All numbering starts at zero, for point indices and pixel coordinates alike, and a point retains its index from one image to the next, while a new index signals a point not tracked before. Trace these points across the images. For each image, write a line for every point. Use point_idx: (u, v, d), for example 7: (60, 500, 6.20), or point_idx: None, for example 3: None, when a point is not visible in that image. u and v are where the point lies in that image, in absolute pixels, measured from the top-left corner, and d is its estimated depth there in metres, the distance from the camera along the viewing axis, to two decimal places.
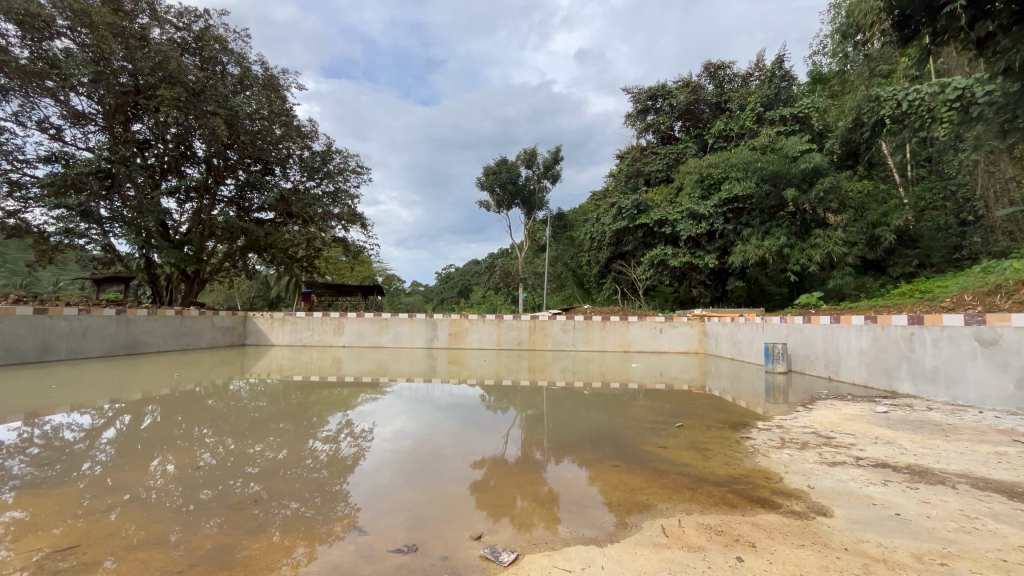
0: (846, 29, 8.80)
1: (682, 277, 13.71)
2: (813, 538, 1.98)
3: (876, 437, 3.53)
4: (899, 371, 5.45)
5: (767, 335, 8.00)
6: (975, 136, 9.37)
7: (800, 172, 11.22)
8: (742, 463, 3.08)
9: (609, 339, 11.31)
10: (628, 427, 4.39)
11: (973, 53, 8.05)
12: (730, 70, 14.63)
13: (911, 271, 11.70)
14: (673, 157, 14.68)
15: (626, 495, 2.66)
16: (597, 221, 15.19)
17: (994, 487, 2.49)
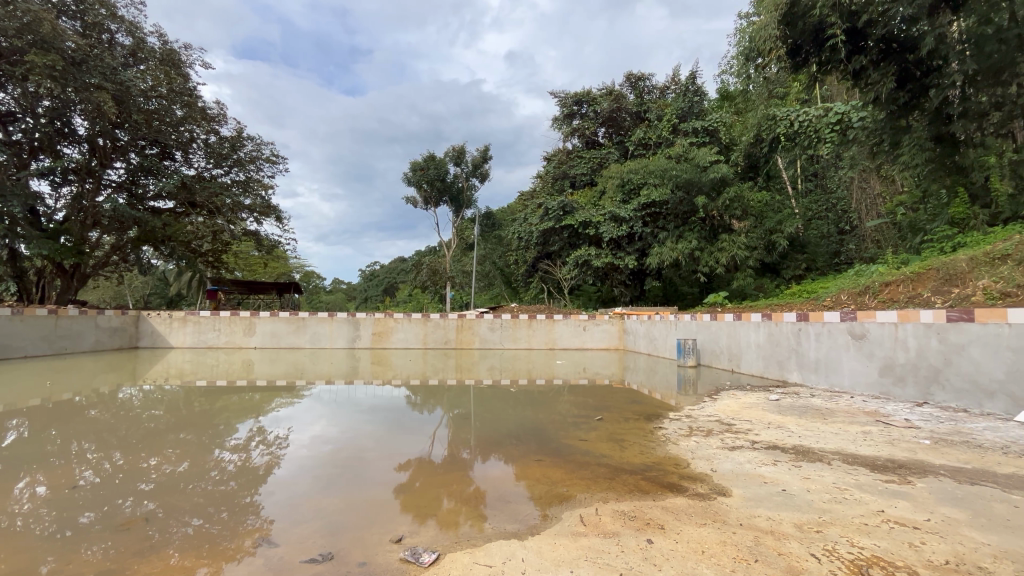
0: (748, 52, 9.61)
1: (604, 276, 14.33)
2: (714, 517, 2.16)
3: (769, 423, 3.92)
4: (789, 363, 6.09)
5: (680, 331, 8.61)
6: (851, 155, 10.73)
7: (709, 181, 12.31)
8: (654, 451, 3.29)
9: (536, 337, 11.54)
10: (552, 422, 4.51)
11: (849, 83, 9.22)
12: (649, 82, 15.49)
13: (801, 274, 13.02)
14: (597, 161, 15.28)
15: (548, 488, 2.74)
16: (524, 221, 15.46)
17: (860, 462, 2.86)
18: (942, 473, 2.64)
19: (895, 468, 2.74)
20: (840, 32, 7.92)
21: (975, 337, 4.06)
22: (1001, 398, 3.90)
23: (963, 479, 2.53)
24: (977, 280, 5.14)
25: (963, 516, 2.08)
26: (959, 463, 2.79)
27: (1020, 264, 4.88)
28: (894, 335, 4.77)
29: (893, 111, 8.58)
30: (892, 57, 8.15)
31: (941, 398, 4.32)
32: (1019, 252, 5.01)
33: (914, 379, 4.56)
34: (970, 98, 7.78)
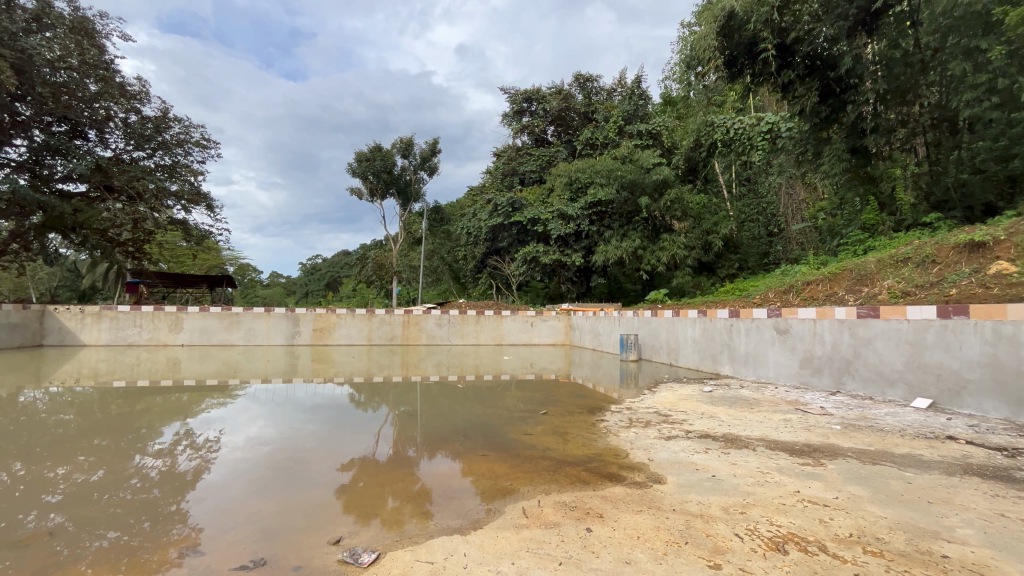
0: (688, 60, 10.05)
1: (552, 273, 14.55)
2: (649, 504, 2.26)
3: (702, 413, 4.15)
4: (722, 356, 6.46)
5: (623, 327, 8.93)
6: (779, 163, 11.51)
7: (652, 182, 12.78)
8: (595, 443, 3.39)
9: (483, 333, 11.54)
10: (498, 417, 4.54)
11: (778, 95, 9.84)
12: (597, 83, 15.86)
13: (734, 273, 13.82)
14: (546, 159, 15.48)
15: (492, 482, 2.76)
16: (474, 217, 15.45)
17: (781, 447, 3.10)
18: (850, 455, 2.91)
19: (810, 451, 2.99)
20: (771, 47, 8.54)
21: (880, 331, 4.49)
22: (900, 387, 4.34)
23: (866, 460, 2.81)
24: (883, 280, 5.68)
25: (866, 493, 2.30)
26: (864, 446, 3.08)
27: (918, 267, 5.44)
28: (813, 330, 5.18)
29: (816, 123, 9.19)
30: (816, 73, 8.85)
31: (852, 387, 4.74)
32: (917, 255, 5.58)
33: (829, 370, 4.98)
34: (879, 115, 8.67)
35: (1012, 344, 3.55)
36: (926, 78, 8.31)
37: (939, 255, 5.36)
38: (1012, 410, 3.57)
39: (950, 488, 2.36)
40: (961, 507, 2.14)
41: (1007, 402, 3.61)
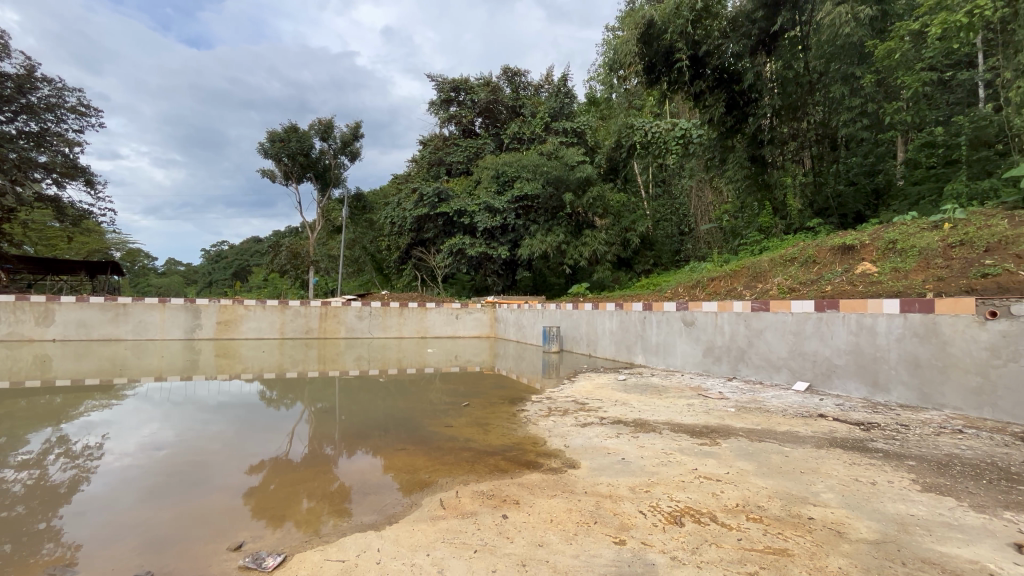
0: (611, 64, 10.43)
1: (478, 265, 14.58)
2: (564, 487, 2.36)
3: (616, 400, 4.40)
4: (636, 347, 6.86)
5: (546, 319, 9.17)
6: (691, 167, 12.36)
7: (576, 179, 13.09)
8: (515, 432, 3.47)
9: (406, 325, 11.29)
10: (421, 410, 4.49)
11: (690, 105, 10.74)
12: (525, 78, 15.99)
13: (649, 269, 14.43)
14: (473, 150, 15.43)
15: (409, 476, 2.72)
16: (398, 206, 15.09)
17: (684, 429, 3.38)
18: (740, 434, 3.23)
19: (708, 432, 3.28)
20: (685, 58, 9.18)
21: (770, 323, 5.01)
22: (785, 372, 4.88)
23: (753, 437, 3.14)
24: (774, 277, 6.32)
25: (751, 467, 2.57)
26: (753, 425, 3.44)
27: (802, 266, 6.11)
28: (715, 322, 5.66)
29: (722, 132, 10.13)
30: (723, 86, 9.68)
31: (746, 374, 5.25)
32: (802, 255, 6.25)
33: (728, 358, 5.48)
34: (775, 128, 9.48)
35: (871, 334, 4.14)
36: (812, 99, 8.99)
37: (819, 255, 6.05)
38: (870, 390, 4.16)
39: (819, 459, 2.70)
40: (826, 475, 2.46)
41: (866, 383, 4.19)
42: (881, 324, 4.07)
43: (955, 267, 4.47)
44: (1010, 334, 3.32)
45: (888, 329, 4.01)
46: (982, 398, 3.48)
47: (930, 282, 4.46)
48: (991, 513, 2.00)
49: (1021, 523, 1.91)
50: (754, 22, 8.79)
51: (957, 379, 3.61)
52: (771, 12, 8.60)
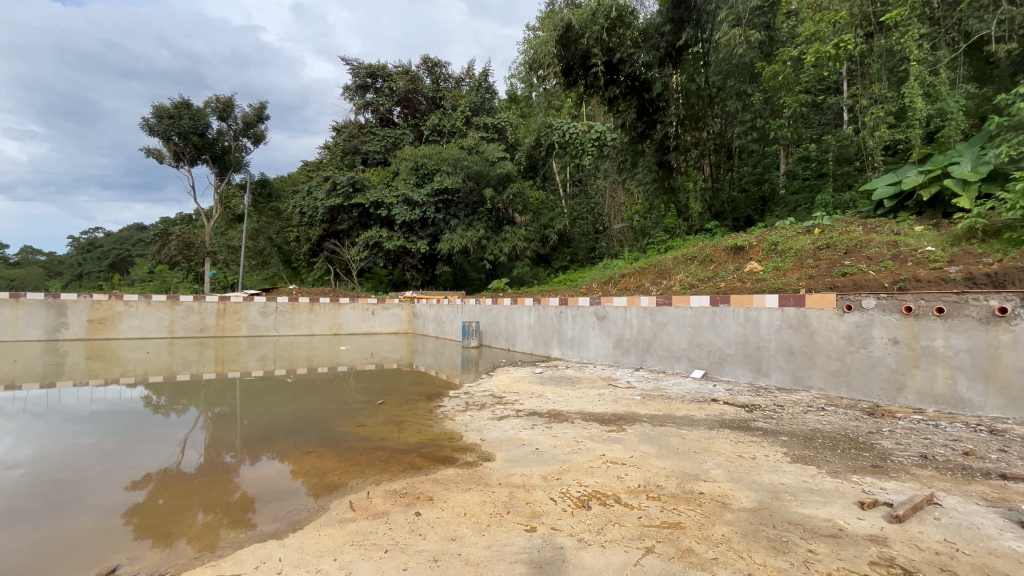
0: (530, 64, 10.51)
1: (396, 259, 14.27)
2: (478, 481, 2.38)
3: (532, 393, 4.52)
4: (552, 340, 7.08)
5: (466, 314, 9.17)
6: (606, 168, 12.90)
7: (496, 175, 12.98)
8: (431, 429, 3.44)
9: (317, 322, 10.70)
10: (332, 410, 4.28)
11: (604, 109, 11.31)
12: (446, 70, 15.73)
13: (566, 266, 14.70)
14: (391, 140, 14.93)
15: (317, 480, 2.60)
16: (308, 194, 14.24)
17: (594, 418, 3.56)
18: (644, 420, 3.47)
19: (615, 419, 3.49)
20: (599, 63, 9.67)
21: (672, 317, 5.42)
22: (684, 361, 5.30)
23: (656, 422, 3.39)
24: (677, 274, 6.85)
25: (653, 450, 2.77)
26: (655, 411, 3.71)
27: (701, 264, 6.66)
28: (624, 316, 6.01)
29: (633, 137, 10.75)
30: (635, 93, 10.30)
31: (651, 364, 5.64)
32: (700, 254, 6.81)
33: (635, 350, 5.84)
34: (679, 136, 10.15)
35: (756, 325, 4.63)
36: (712, 110, 9.68)
37: (715, 255, 6.62)
38: (754, 375, 4.66)
39: (710, 439, 2.98)
40: (715, 453, 2.72)
41: (750, 369, 4.68)
42: (764, 317, 4.56)
43: (822, 266, 5.15)
44: (861, 324, 3.90)
45: (769, 321, 4.52)
46: (840, 379, 4.05)
47: (803, 279, 5.09)
48: (843, 477, 2.34)
49: (865, 484, 2.25)
50: (662, 35, 9.45)
51: (822, 364, 4.16)
52: (677, 27, 9.24)
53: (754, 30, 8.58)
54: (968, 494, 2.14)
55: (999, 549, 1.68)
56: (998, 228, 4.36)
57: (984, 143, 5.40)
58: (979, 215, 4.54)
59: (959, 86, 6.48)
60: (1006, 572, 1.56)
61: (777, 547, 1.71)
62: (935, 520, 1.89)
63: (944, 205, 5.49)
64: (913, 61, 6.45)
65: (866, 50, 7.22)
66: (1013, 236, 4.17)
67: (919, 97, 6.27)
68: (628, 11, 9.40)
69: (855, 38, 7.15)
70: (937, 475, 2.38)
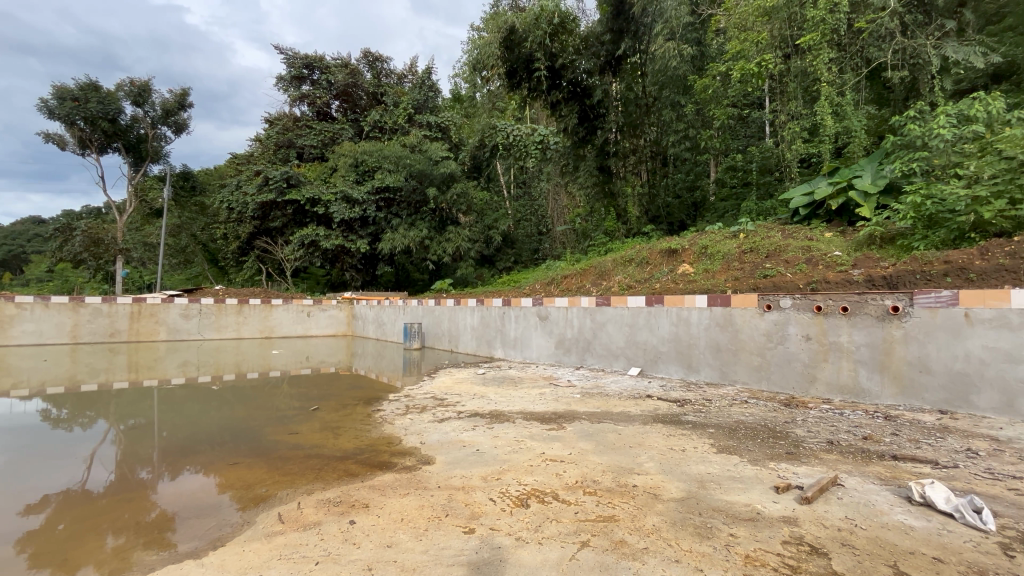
0: (474, 64, 10.50)
1: (334, 259, 13.77)
2: (416, 485, 2.34)
3: (474, 394, 4.52)
4: (496, 341, 7.10)
5: (407, 316, 8.99)
6: (548, 171, 13.09)
7: (439, 175, 12.78)
8: (368, 434, 3.34)
9: (247, 324, 10.08)
10: (261, 418, 4.04)
11: (547, 113, 11.50)
12: (387, 65, 15.32)
13: (510, 267, 14.62)
14: (329, 135, 14.36)
15: (243, 492, 2.45)
16: (237, 189, 13.40)
17: (535, 417, 3.60)
18: (583, 417, 3.56)
19: (556, 418, 3.55)
20: (543, 67, 9.83)
21: (611, 317, 5.61)
22: (623, 360, 5.49)
23: (594, 419, 3.49)
24: (615, 276, 7.08)
25: (590, 446, 2.85)
26: (594, 408, 3.83)
27: (638, 266, 6.93)
28: (565, 316, 6.13)
29: (575, 141, 10.99)
30: (576, 99, 10.56)
31: (591, 363, 5.80)
32: (637, 256, 7.08)
33: (576, 349, 5.98)
34: (618, 142, 10.51)
35: (687, 324, 4.89)
36: (648, 119, 10.18)
37: (651, 257, 6.91)
38: (685, 371, 4.91)
39: (644, 434, 3.11)
40: (648, 447, 2.84)
41: (682, 366, 4.93)
42: (694, 316, 4.82)
43: (746, 269, 5.53)
44: (779, 322, 4.23)
45: (699, 320, 4.78)
46: (761, 373, 4.36)
47: (729, 281, 5.43)
48: (762, 464, 2.52)
49: (780, 469, 2.45)
50: (602, 44, 9.83)
51: (745, 360, 4.46)
52: (617, 37, 9.60)
53: (685, 45, 9.09)
54: (866, 474, 2.38)
55: (889, 522, 1.88)
56: (892, 236, 4.89)
57: (881, 159, 6.02)
58: (877, 224, 5.06)
59: (862, 107, 7.19)
60: (894, 541, 1.75)
61: (702, 533, 1.81)
62: (838, 499, 2.09)
63: (850, 215, 6.06)
64: (825, 82, 7.07)
65: (784, 70, 7.83)
66: (904, 243, 4.68)
67: (829, 115, 6.91)
68: (570, 19, 9.63)
69: (776, 58, 7.75)
70: (841, 459, 2.62)
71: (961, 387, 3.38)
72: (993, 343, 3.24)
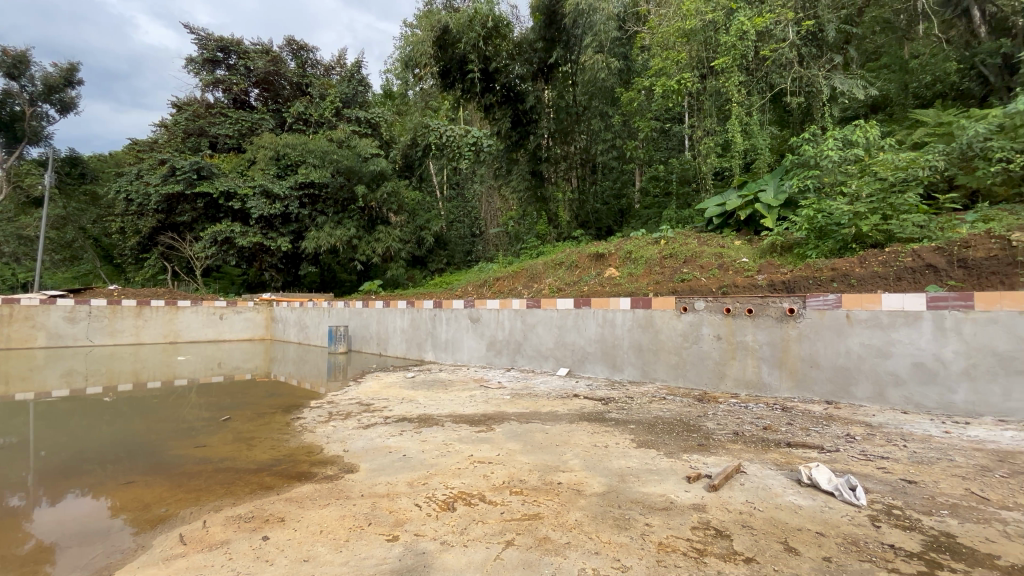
0: (407, 60, 10.30)
1: (252, 257, 12.86)
2: (338, 495, 2.24)
3: (402, 398, 4.41)
4: (426, 344, 6.99)
5: (332, 318, 8.59)
6: (482, 173, 13.06)
7: (368, 172, 12.37)
8: (286, 443, 3.15)
9: (147, 329, 9.13)
10: (162, 431, 3.67)
11: (480, 116, 11.46)
12: (314, 55, 14.55)
13: (442, 268, 14.28)
14: (247, 125, 13.40)
15: (139, 514, 2.21)
16: (137, 178, 12.12)
17: (464, 419, 3.59)
18: (512, 418, 3.61)
19: (485, 419, 3.57)
20: (476, 70, 9.85)
21: (541, 318, 5.72)
22: (552, 360, 5.63)
23: (523, 420, 3.54)
24: (546, 278, 7.24)
25: (518, 447, 2.89)
26: (523, 409, 3.88)
27: (568, 269, 7.12)
28: (496, 318, 6.17)
29: (508, 145, 10.88)
30: (510, 103, 10.51)
31: (522, 364, 5.88)
32: (567, 260, 7.29)
33: (507, 350, 6.04)
34: (550, 148, 10.62)
35: (611, 326, 5.11)
36: (578, 127, 10.61)
37: (580, 261, 7.12)
38: (610, 371, 5.13)
39: (570, 432, 3.21)
40: (573, 444, 2.94)
41: (608, 366, 5.15)
42: (618, 318, 5.05)
43: (666, 273, 5.89)
44: (694, 323, 4.54)
45: (622, 322, 5.02)
46: (678, 371, 4.65)
47: (651, 284, 5.75)
48: (676, 457, 2.69)
49: (692, 460, 2.63)
50: (535, 51, 9.98)
51: (664, 359, 4.74)
52: (549, 46, 9.85)
53: (613, 58, 9.54)
54: (764, 461, 2.61)
55: (782, 503, 2.09)
56: (790, 245, 5.42)
57: (782, 175, 6.66)
58: (778, 234, 5.60)
59: (766, 128, 7.91)
60: (786, 521, 1.94)
61: (620, 524, 1.90)
62: (741, 485, 2.28)
63: (756, 225, 6.65)
64: (735, 103, 7.70)
65: (701, 88, 8.40)
66: (800, 251, 5.20)
67: (739, 133, 7.57)
68: (504, 23, 9.68)
69: (693, 78, 8.30)
70: (745, 448, 2.86)
71: (843, 380, 3.82)
72: (869, 340, 3.69)
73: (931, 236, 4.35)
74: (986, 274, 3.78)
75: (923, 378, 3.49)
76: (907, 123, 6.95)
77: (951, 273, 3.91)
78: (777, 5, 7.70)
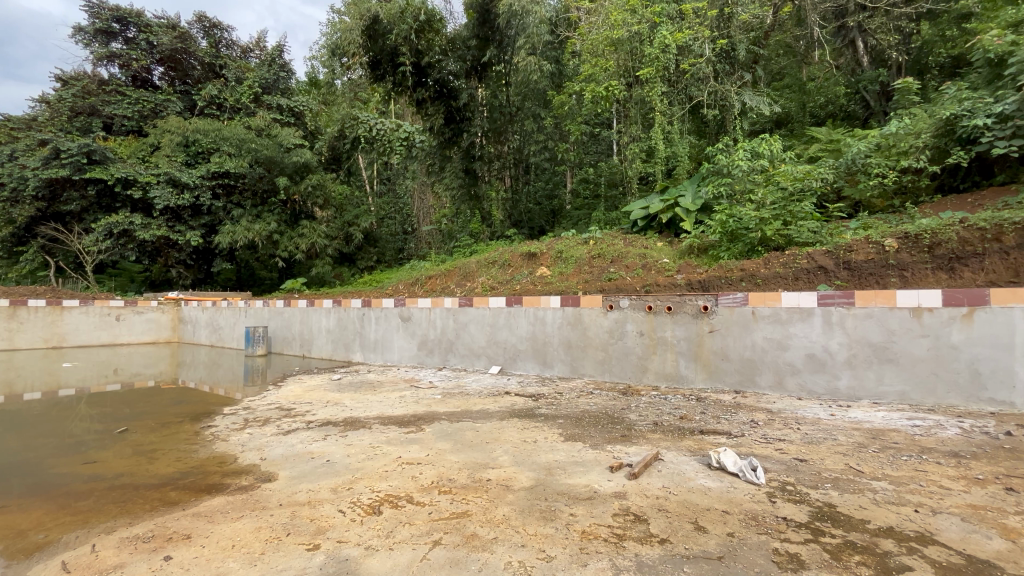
0: (333, 48, 9.88)
1: (156, 252, 11.70)
2: (253, 506, 2.11)
3: (327, 401, 4.22)
4: (354, 344, 6.75)
5: (250, 318, 8.03)
6: (413, 169, 12.75)
7: (290, 163, 11.65)
8: (195, 454, 2.91)
9: (24, 333, 8.10)
10: (42, 448, 3.24)
11: (412, 110, 11.23)
12: (229, 35, 13.47)
13: (372, 266, 13.77)
14: (149, 107, 12.13)
15: (11, 544, 1.94)
16: (11, 160, 10.59)
17: (393, 421, 3.51)
18: (443, 418, 3.57)
19: (414, 420, 3.51)
20: (407, 63, 9.68)
21: (473, 317, 5.72)
22: (484, 359, 5.65)
23: (453, 419, 3.52)
24: (479, 277, 7.23)
25: (447, 446, 2.87)
26: (454, 408, 3.86)
27: (500, 268, 7.16)
28: (428, 317, 6.07)
29: (441, 141, 10.86)
30: (442, 99, 10.49)
31: (453, 363, 5.85)
32: (499, 258, 7.33)
33: (438, 350, 5.98)
34: (483, 147, 10.70)
35: (542, 323, 5.22)
36: (512, 127, 10.65)
37: (512, 260, 7.19)
38: (541, 368, 5.25)
39: (500, 429, 3.25)
40: (504, 441, 2.97)
41: (538, 363, 5.26)
42: (548, 316, 5.18)
43: (594, 272, 6.12)
44: (618, 321, 4.77)
45: (552, 320, 5.16)
46: (604, 366, 4.86)
47: (580, 283, 5.95)
48: (601, 448, 2.81)
49: (615, 451, 2.75)
50: (468, 48, 9.92)
51: (591, 355, 4.93)
52: (482, 44, 9.81)
53: (545, 62, 9.72)
54: (680, 449, 2.79)
55: (694, 486, 2.25)
56: (705, 247, 5.83)
57: (699, 182, 7.14)
58: (695, 237, 6.01)
59: (686, 137, 8.43)
60: (697, 502, 2.09)
61: (546, 516, 1.96)
62: (658, 472, 2.42)
63: (676, 227, 7.11)
64: (658, 112, 8.16)
65: (628, 96, 8.74)
66: (714, 253, 5.62)
67: (661, 141, 8.06)
68: (436, 18, 9.66)
69: (620, 85, 8.64)
70: (663, 437, 3.05)
71: (749, 370, 4.18)
72: (770, 334, 4.07)
73: (822, 241, 4.89)
74: (865, 275, 4.31)
75: (814, 367, 3.91)
76: (805, 139, 7.71)
77: (837, 273, 4.42)
78: (694, 23, 8.29)
